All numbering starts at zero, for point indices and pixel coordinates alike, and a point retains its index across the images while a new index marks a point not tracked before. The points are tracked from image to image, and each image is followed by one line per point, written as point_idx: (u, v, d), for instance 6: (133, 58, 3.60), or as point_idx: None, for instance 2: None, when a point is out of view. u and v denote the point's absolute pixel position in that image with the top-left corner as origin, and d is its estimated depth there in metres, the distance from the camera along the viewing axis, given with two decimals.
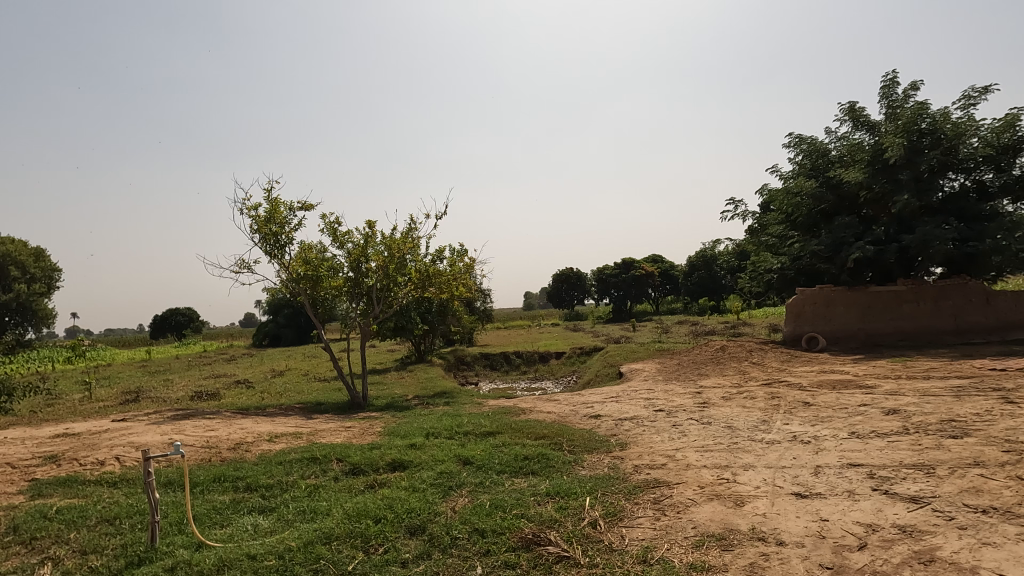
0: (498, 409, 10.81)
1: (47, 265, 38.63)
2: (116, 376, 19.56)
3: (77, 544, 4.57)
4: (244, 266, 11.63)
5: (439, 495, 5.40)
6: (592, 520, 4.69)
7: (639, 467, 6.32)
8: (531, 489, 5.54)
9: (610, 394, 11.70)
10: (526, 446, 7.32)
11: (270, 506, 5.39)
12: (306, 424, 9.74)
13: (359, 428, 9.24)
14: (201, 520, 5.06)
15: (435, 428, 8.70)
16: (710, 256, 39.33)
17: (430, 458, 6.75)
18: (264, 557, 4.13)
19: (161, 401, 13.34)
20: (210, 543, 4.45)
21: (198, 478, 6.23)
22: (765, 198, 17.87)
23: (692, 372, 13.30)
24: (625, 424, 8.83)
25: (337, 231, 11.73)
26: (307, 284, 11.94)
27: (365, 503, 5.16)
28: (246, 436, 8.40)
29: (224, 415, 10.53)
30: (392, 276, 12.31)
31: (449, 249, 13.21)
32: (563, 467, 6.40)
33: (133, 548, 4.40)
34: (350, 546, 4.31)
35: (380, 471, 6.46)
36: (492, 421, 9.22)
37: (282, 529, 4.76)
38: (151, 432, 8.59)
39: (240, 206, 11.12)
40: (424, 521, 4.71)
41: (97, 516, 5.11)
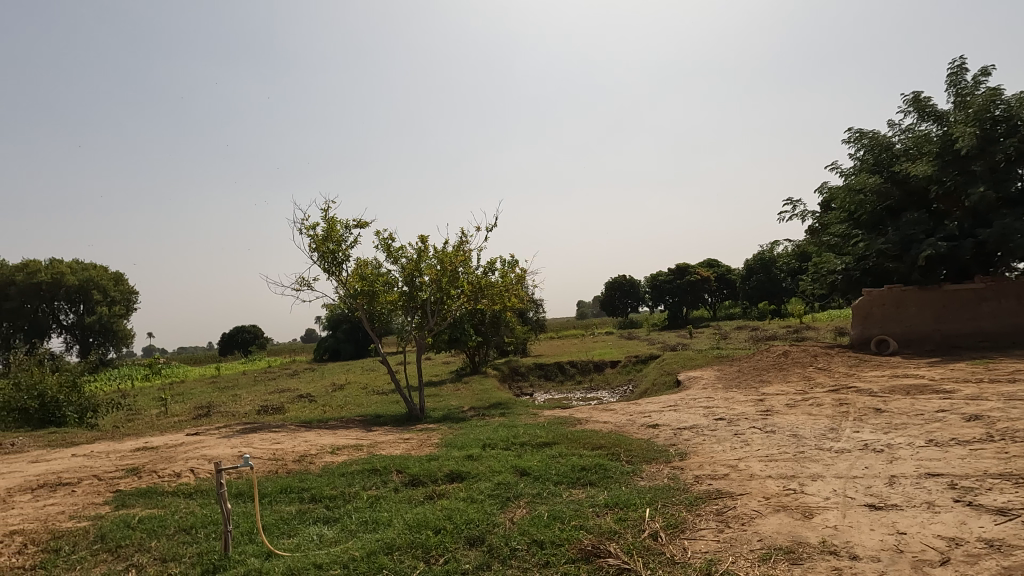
0: (555, 419, 10.78)
1: (126, 289, 41.10)
2: (190, 391, 20.64)
3: (158, 552, 4.82)
4: (304, 283, 12.06)
5: (497, 506, 5.43)
6: (652, 532, 4.61)
7: (700, 478, 6.16)
8: (589, 500, 5.49)
9: (668, 403, 11.48)
10: (583, 457, 7.26)
11: (333, 517, 5.54)
12: (366, 437, 9.95)
13: (417, 440, 9.39)
14: (269, 529, 5.25)
15: (492, 439, 8.74)
16: (768, 259, 38.07)
17: (487, 469, 6.79)
18: (330, 567, 4.24)
19: (230, 416, 13.90)
20: (278, 552, 4.62)
21: (266, 489, 6.47)
22: (826, 196, 17.24)
23: (754, 379, 12.86)
24: (684, 433, 8.63)
25: (391, 246, 12.03)
26: (364, 299, 12.29)
27: (425, 514, 5.22)
28: (309, 448, 8.66)
29: (289, 428, 10.91)
30: (445, 289, 12.47)
31: (500, 260, 13.30)
32: (622, 478, 6.30)
33: (208, 557, 4.61)
34: (412, 556, 4.38)
35: (438, 482, 6.54)
36: (548, 431, 9.20)
37: (346, 539, 4.88)
38: (221, 445, 8.99)
39: (299, 227, 11.55)
40: (483, 532, 4.74)
41: (175, 525, 5.39)
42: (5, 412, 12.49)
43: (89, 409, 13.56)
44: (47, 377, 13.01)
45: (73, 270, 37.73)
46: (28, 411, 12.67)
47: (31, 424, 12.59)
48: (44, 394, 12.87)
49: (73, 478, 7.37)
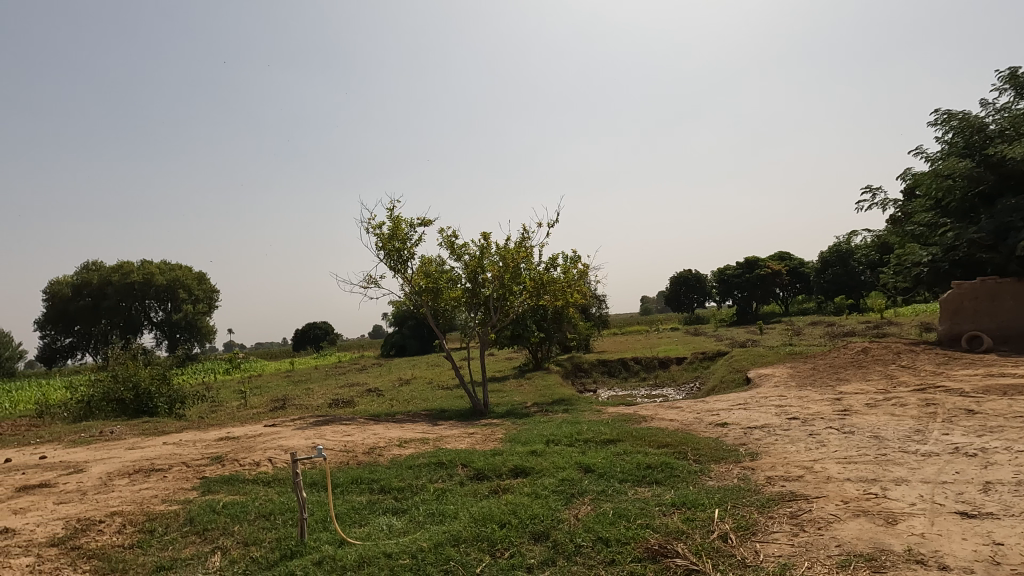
0: (619, 416, 10.67)
1: (208, 288, 43.61)
2: (267, 385, 21.68)
3: (241, 536, 5.11)
4: (372, 281, 12.44)
5: (561, 502, 5.42)
6: (722, 533, 4.48)
7: (772, 479, 5.94)
8: (656, 499, 5.38)
9: (737, 401, 11.12)
10: (649, 455, 7.13)
11: (402, 508, 5.70)
12: (432, 431, 10.16)
13: (481, 435, 9.51)
14: (342, 518, 5.46)
15: (556, 435, 8.73)
16: (846, 251, 36.04)
17: (551, 465, 6.80)
18: (398, 556, 4.36)
19: (304, 408, 14.52)
20: (350, 540, 4.79)
21: (338, 479, 6.73)
22: (909, 183, 16.21)
23: (830, 377, 12.26)
24: (755, 433, 8.34)
25: (454, 244, 12.22)
26: (429, 296, 12.57)
27: (490, 508, 5.29)
28: (379, 441, 8.94)
29: (358, 421, 11.29)
30: (507, 286, 12.55)
31: (562, 256, 13.26)
32: (689, 478, 6.15)
33: (286, 542, 4.84)
34: (478, 549, 4.44)
35: (502, 477, 6.60)
36: (611, 428, 9.11)
37: (414, 530, 5.01)
38: (296, 436, 9.40)
39: (366, 226, 11.93)
40: (548, 528, 4.75)
41: (255, 512, 5.69)
42: (105, 402, 13.58)
43: (177, 401, 14.50)
44: (140, 370, 14.01)
45: (162, 271, 40.43)
46: (125, 402, 13.76)
47: (127, 414, 13.66)
48: (138, 386, 13.86)
49: (165, 464, 7.90)
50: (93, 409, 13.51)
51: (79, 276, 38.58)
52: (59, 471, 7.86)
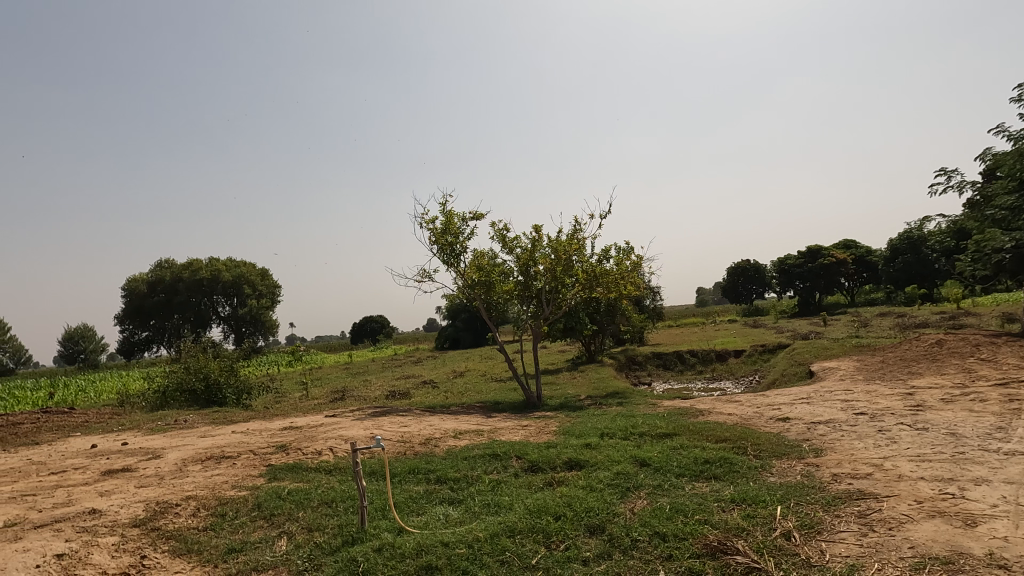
0: (675, 410, 10.48)
1: (271, 283, 45.39)
2: (327, 376, 22.43)
3: (305, 522, 5.31)
4: (426, 275, 12.63)
5: (617, 496, 5.38)
6: (785, 531, 4.34)
7: (838, 476, 5.71)
8: (714, 495, 5.27)
9: (800, 396, 10.73)
10: (707, 450, 6.98)
11: (458, 498, 5.79)
12: (486, 422, 10.26)
13: (535, 427, 9.53)
14: (400, 507, 5.59)
15: (611, 428, 8.67)
16: (917, 237, 34.03)
17: (606, 458, 6.76)
18: (455, 545, 4.42)
19: (362, 400, 14.93)
20: (409, 528, 4.91)
21: (396, 469, 6.90)
22: (989, 164, 15.18)
23: (901, 371, 11.66)
24: (819, 428, 8.03)
25: (506, 237, 12.26)
26: (482, 289, 12.69)
27: (545, 500, 5.31)
28: (434, 432, 9.10)
29: (414, 412, 11.54)
30: (559, 278, 12.50)
31: (615, 248, 13.11)
32: (749, 474, 5.99)
33: (347, 529, 5.00)
34: (533, 540, 4.47)
35: (557, 469, 6.60)
36: (668, 422, 8.98)
37: (470, 521, 5.08)
38: (355, 427, 9.68)
39: (419, 221, 12.13)
40: (603, 521, 4.73)
41: (318, 499, 5.90)
42: (179, 392, 14.37)
43: (244, 391, 15.21)
44: (210, 362, 14.76)
45: (228, 267, 42.34)
46: (196, 392, 14.52)
47: (199, 404, 14.41)
48: (208, 377, 14.61)
49: (234, 452, 8.30)
50: (168, 399, 14.32)
51: (153, 273, 40.83)
52: (139, 456, 8.38)
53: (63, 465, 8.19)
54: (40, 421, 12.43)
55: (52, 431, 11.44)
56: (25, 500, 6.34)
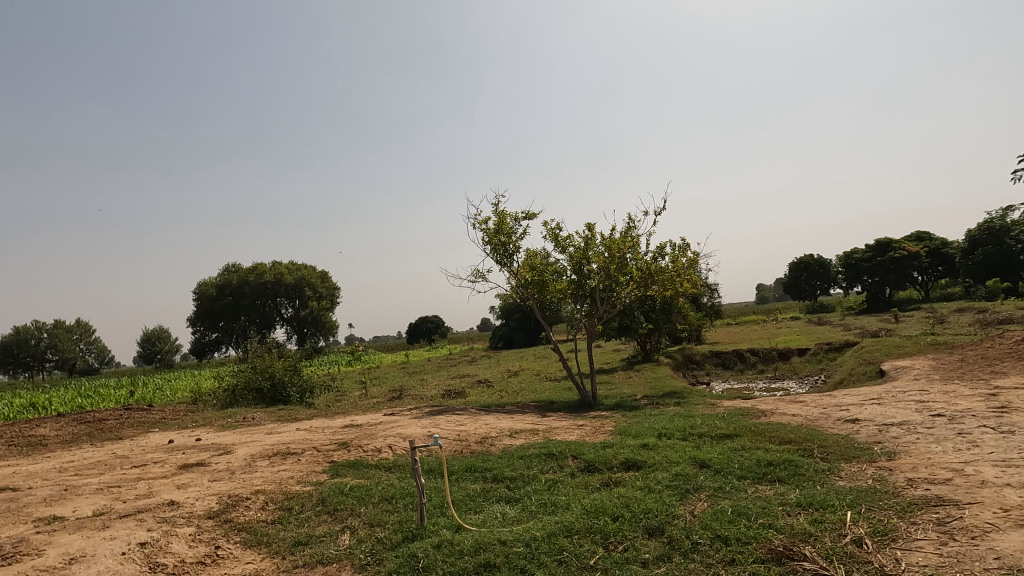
0: (735, 410, 10.18)
1: (331, 285, 46.84)
2: (385, 375, 22.92)
3: (366, 517, 5.45)
4: (479, 275, 12.76)
5: (676, 498, 5.28)
6: (856, 538, 4.15)
7: (914, 482, 5.41)
8: (779, 498, 5.09)
9: (870, 396, 10.22)
10: (770, 452, 6.75)
11: (515, 497, 5.81)
12: (541, 422, 10.26)
13: (591, 427, 9.47)
14: (458, 505, 5.66)
15: (669, 428, 8.52)
16: (999, 228, 31.87)
17: (665, 459, 6.64)
18: (513, 544, 4.44)
19: (419, 399, 15.20)
20: (466, 526, 4.97)
21: (453, 467, 6.99)
22: None
23: (983, 370, 10.94)
24: (892, 430, 7.63)
25: (559, 236, 12.23)
26: (535, 289, 12.73)
27: (602, 500, 5.26)
28: (491, 431, 9.17)
29: (470, 411, 11.66)
30: (613, 277, 12.34)
31: (670, 244, 12.84)
32: (816, 477, 5.75)
33: (406, 525, 5.11)
34: (590, 540, 4.44)
35: (614, 470, 6.53)
36: (728, 422, 8.73)
37: (527, 519, 5.09)
38: (413, 425, 9.87)
39: (473, 222, 12.26)
40: (663, 523, 4.64)
41: (379, 495, 6.05)
42: (247, 391, 15.03)
43: (307, 390, 15.77)
44: (275, 362, 15.37)
45: (290, 271, 44.02)
46: (263, 391, 15.14)
47: (265, 402, 15.02)
48: (273, 376, 15.23)
49: (299, 448, 8.62)
50: (237, 396, 15.00)
51: (222, 277, 43.02)
52: (211, 452, 8.82)
53: (144, 458, 8.71)
54: (122, 417, 13.26)
55: (135, 426, 12.20)
56: (111, 491, 6.78)
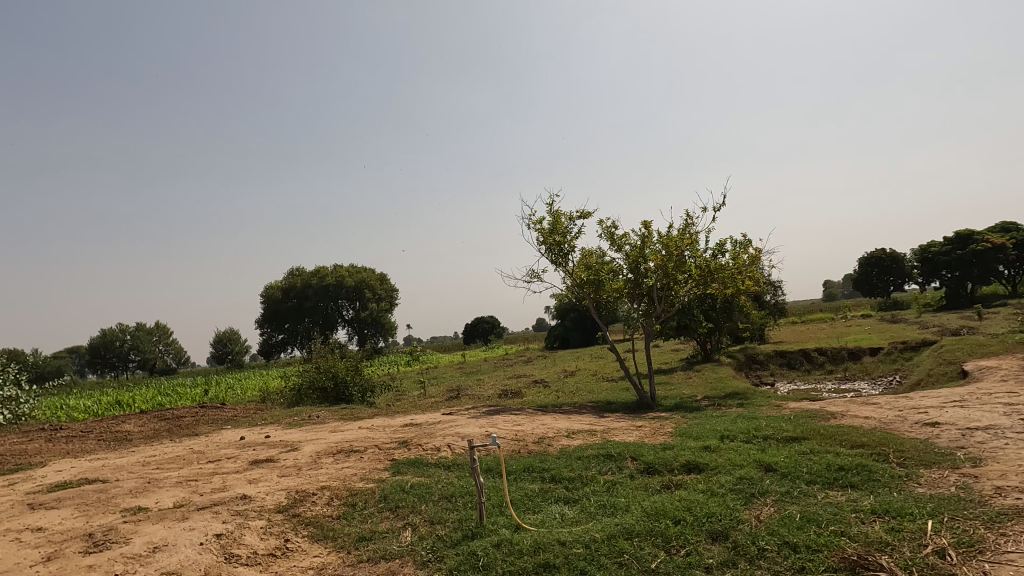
0: (802, 412, 9.79)
1: (390, 287, 47.96)
2: (443, 376, 23.25)
3: (427, 515, 5.55)
4: (535, 275, 12.78)
5: (740, 502, 5.12)
6: (938, 548, 3.91)
7: (1003, 490, 5.04)
8: (852, 505, 4.85)
9: (951, 398, 9.61)
10: (841, 456, 6.45)
11: (574, 498, 5.78)
12: (599, 422, 10.19)
13: (650, 428, 9.31)
14: (517, 504, 5.68)
15: (731, 430, 8.27)
16: None
17: (728, 462, 6.45)
18: (573, 545, 4.42)
19: (476, 398, 15.37)
20: (526, 526, 4.98)
21: (512, 467, 7.02)
22: None
23: None
24: (976, 435, 7.15)
25: (614, 234, 12.11)
26: (591, 288, 12.64)
27: (663, 503, 5.16)
28: (548, 431, 9.16)
29: (527, 411, 11.69)
30: (671, 275, 12.08)
31: (731, 241, 12.48)
32: (892, 483, 5.45)
33: (466, 524, 5.16)
34: (652, 544, 4.36)
35: (674, 472, 6.40)
36: (795, 425, 8.40)
37: (586, 520, 5.06)
38: (471, 425, 9.98)
39: (527, 222, 12.31)
40: (727, 528, 4.51)
41: (439, 493, 6.14)
42: (311, 390, 15.58)
43: (368, 389, 16.20)
44: (337, 362, 15.87)
45: (351, 273, 45.38)
46: (326, 390, 15.65)
47: (329, 400, 15.52)
48: (336, 375, 15.72)
49: (362, 446, 8.86)
50: (302, 395, 15.57)
51: (287, 280, 44.81)
52: (279, 448, 9.20)
53: (218, 454, 9.17)
54: (198, 414, 14.00)
55: (209, 423, 12.85)
56: (189, 484, 7.17)
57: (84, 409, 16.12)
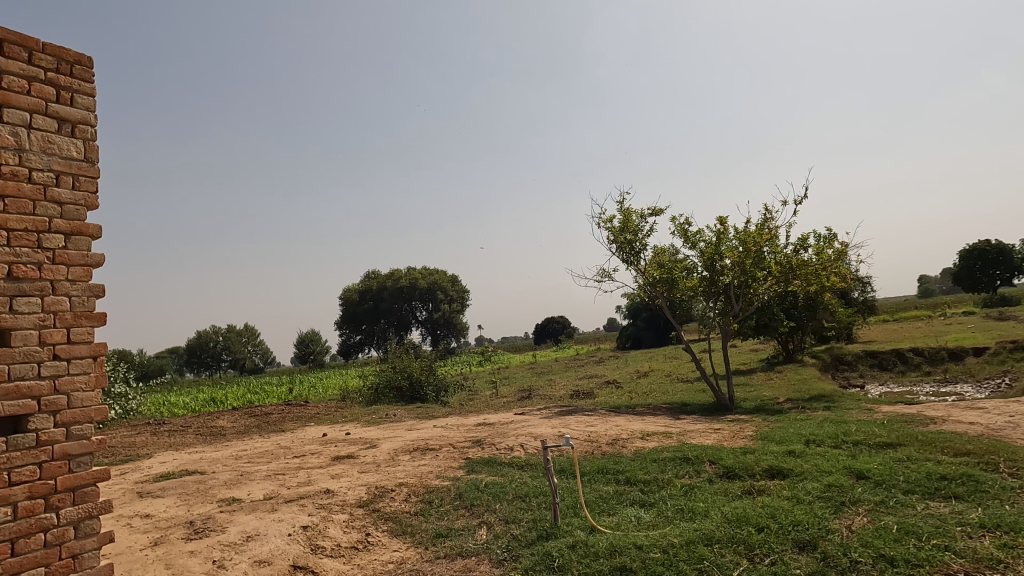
0: (897, 416, 9.16)
1: (461, 288, 48.81)
2: (515, 376, 23.40)
3: (501, 514, 5.59)
4: (606, 275, 12.66)
5: (829, 511, 4.84)
6: None
7: None
8: (955, 518, 4.49)
9: None
10: (943, 464, 5.98)
11: (650, 501, 5.67)
12: (675, 424, 9.94)
13: (729, 431, 8.98)
14: (591, 506, 5.63)
15: (818, 434, 7.85)
16: None
17: (815, 468, 6.12)
18: (650, 549, 4.33)
19: (547, 399, 15.38)
20: (601, 528, 4.93)
21: (585, 468, 6.97)
22: None
23: None
24: None
25: (688, 231, 11.80)
26: (664, 287, 12.38)
27: (745, 509, 4.97)
28: (621, 433, 9.02)
29: (599, 412, 11.57)
30: (749, 272, 11.62)
31: (814, 236, 11.88)
32: (1002, 496, 5.00)
33: (541, 524, 5.17)
34: (733, 551, 4.21)
35: (756, 477, 6.15)
36: (889, 430, 7.86)
37: (663, 525, 4.94)
38: (543, 425, 9.99)
39: (597, 221, 12.22)
40: (815, 537, 4.29)
41: (513, 492, 6.17)
42: (388, 389, 16.10)
43: (442, 388, 16.54)
44: (412, 362, 16.31)
45: (424, 274, 46.49)
46: (402, 389, 16.12)
47: (405, 399, 15.96)
48: (411, 375, 16.16)
49: (437, 445, 9.05)
50: (379, 394, 16.11)
51: (364, 282, 46.54)
52: (360, 445, 9.55)
53: (303, 449, 9.63)
54: (284, 411, 14.76)
55: (294, 420, 13.52)
56: (278, 478, 7.58)
57: (183, 406, 17.35)
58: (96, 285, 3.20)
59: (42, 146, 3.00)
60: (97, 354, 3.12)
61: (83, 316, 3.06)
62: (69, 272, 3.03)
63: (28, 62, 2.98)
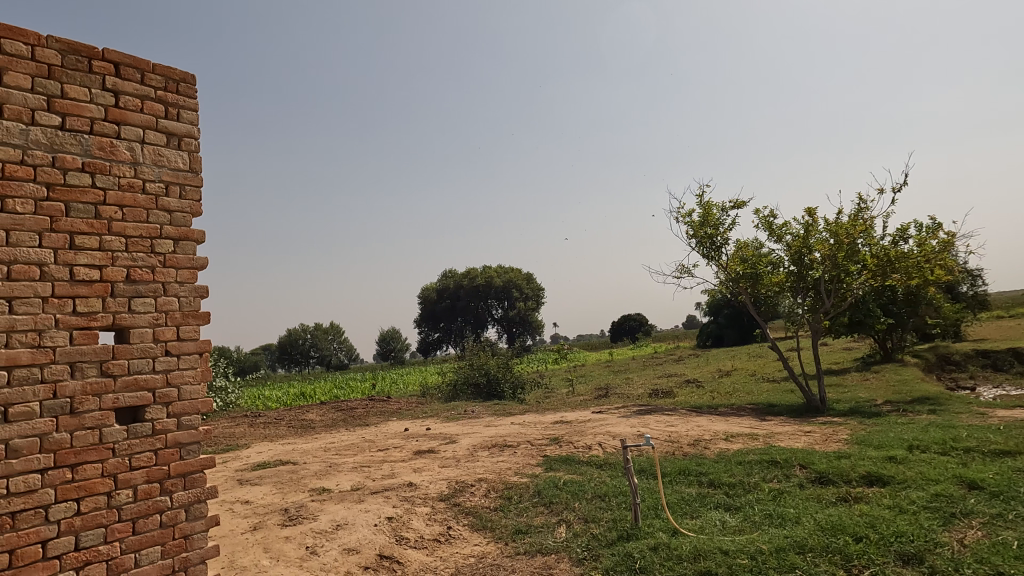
0: (1016, 421, 8.34)
1: (537, 286, 48.94)
2: (591, 374, 23.21)
3: (581, 512, 5.56)
4: (685, 271, 12.31)
5: (937, 522, 4.48)
6: None
7: None
8: None
9: None
10: None
11: (735, 505, 5.46)
12: (761, 426, 9.52)
13: (821, 434, 8.50)
14: (673, 508, 5.49)
15: (922, 439, 7.28)
16: None
17: (920, 476, 5.68)
18: (736, 555, 4.17)
19: (625, 398, 15.16)
20: (683, 530, 4.80)
21: (666, 468, 6.81)
22: None
23: None
24: None
25: (773, 224, 11.26)
26: (747, 283, 11.87)
27: (840, 517, 4.69)
28: (703, 434, 8.75)
29: (680, 412, 11.27)
30: (841, 266, 10.95)
31: (915, 225, 11.04)
32: None
33: (621, 524, 5.10)
34: (828, 561, 3.99)
35: (852, 484, 5.79)
36: (1005, 436, 7.18)
37: (750, 530, 4.75)
38: (622, 424, 9.85)
39: (676, 216, 11.90)
40: (920, 550, 3.99)
41: (592, 491, 6.13)
42: (466, 386, 16.40)
43: (519, 386, 16.65)
44: (489, 359, 16.53)
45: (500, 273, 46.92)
46: (479, 386, 16.37)
47: (482, 396, 16.20)
48: (488, 372, 16.38)
49: (515, 442, 9.12)
50: (458, 390, 16.43)
51: (442, 282, 47.62)
52: (439, 440, 9.78)
53: (386, 443, 9.98)
54: (368, 406, 15.34)
55: (378, 415, 14.04)
56: (364, 470, 7.89)
57: (276, 399, 18.43)
58: (201, 286, 3.45)
59: (154, 159, 3.26)
60: (203, 350, 3.35)
61: (190, 315, 3.31)
62: (178, 274, 3.28)
63: (141, 83, 3.25)
